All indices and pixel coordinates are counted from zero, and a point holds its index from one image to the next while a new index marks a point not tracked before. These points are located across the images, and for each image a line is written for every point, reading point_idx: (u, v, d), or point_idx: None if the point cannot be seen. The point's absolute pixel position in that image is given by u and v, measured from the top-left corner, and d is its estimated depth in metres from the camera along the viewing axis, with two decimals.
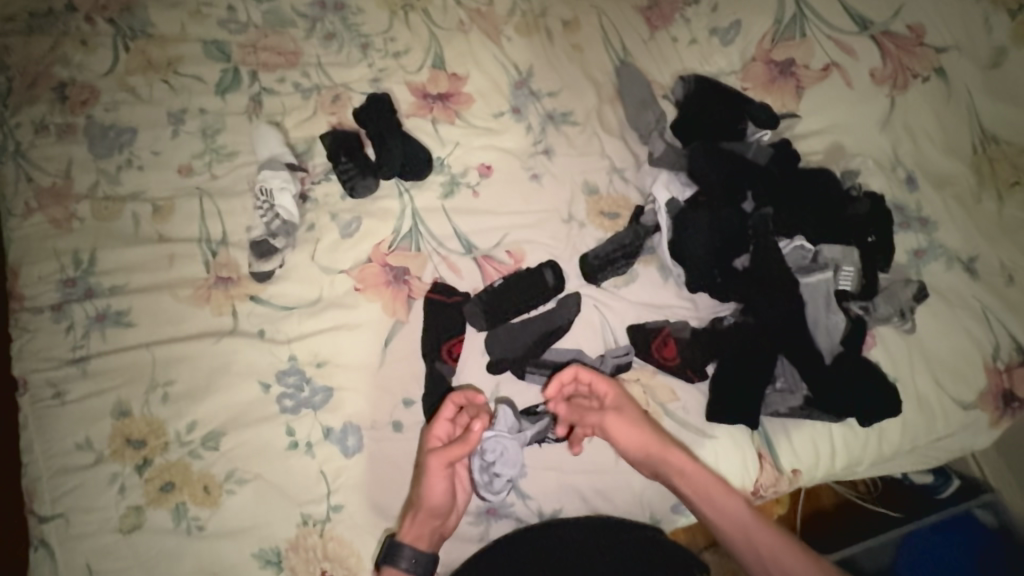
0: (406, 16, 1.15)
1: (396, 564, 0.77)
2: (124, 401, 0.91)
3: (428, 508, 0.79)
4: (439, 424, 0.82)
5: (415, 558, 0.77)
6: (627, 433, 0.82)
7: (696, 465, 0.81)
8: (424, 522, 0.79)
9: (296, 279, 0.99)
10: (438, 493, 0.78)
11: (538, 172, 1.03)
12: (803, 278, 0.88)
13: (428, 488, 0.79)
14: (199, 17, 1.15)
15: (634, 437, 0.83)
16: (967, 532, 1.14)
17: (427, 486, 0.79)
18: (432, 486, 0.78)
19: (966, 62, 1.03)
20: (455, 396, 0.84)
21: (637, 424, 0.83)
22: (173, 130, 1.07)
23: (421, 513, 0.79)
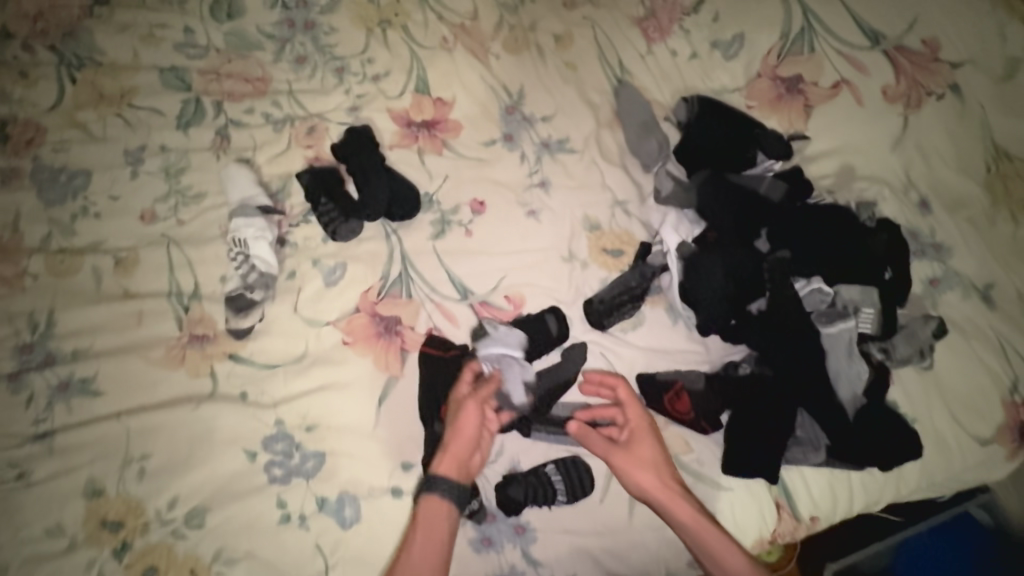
0: (384, 34, 1.06)
1: (432, 494, 0.76)
2: (97, 478, 0.84)
3: (455, 440, 0.79)
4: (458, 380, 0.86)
5: (454, 492, 0.76)
6: (626, 456, 0.79)
7: (700, 517, 0.75)
8: (452, 458, 0.78)
9: (278, 334, 0.92)
10: (467, 426, 0.79)
11: (535, 207, 0.96)
12: (824, 328, 0.83)
13: (460, 426, 0.80)
14: (153, 41, 1.04)
15: (641, 469, 0.78)
16: (963, 535, 1.12)
17: (455, 422, 0.80)
18: (467, 421, 0.80)
19: (981, 75, 0.98)
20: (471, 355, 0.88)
21: (647, 458, 0.79)
22: (132, 171, 0.97)
23: (450, 449, 0.79)
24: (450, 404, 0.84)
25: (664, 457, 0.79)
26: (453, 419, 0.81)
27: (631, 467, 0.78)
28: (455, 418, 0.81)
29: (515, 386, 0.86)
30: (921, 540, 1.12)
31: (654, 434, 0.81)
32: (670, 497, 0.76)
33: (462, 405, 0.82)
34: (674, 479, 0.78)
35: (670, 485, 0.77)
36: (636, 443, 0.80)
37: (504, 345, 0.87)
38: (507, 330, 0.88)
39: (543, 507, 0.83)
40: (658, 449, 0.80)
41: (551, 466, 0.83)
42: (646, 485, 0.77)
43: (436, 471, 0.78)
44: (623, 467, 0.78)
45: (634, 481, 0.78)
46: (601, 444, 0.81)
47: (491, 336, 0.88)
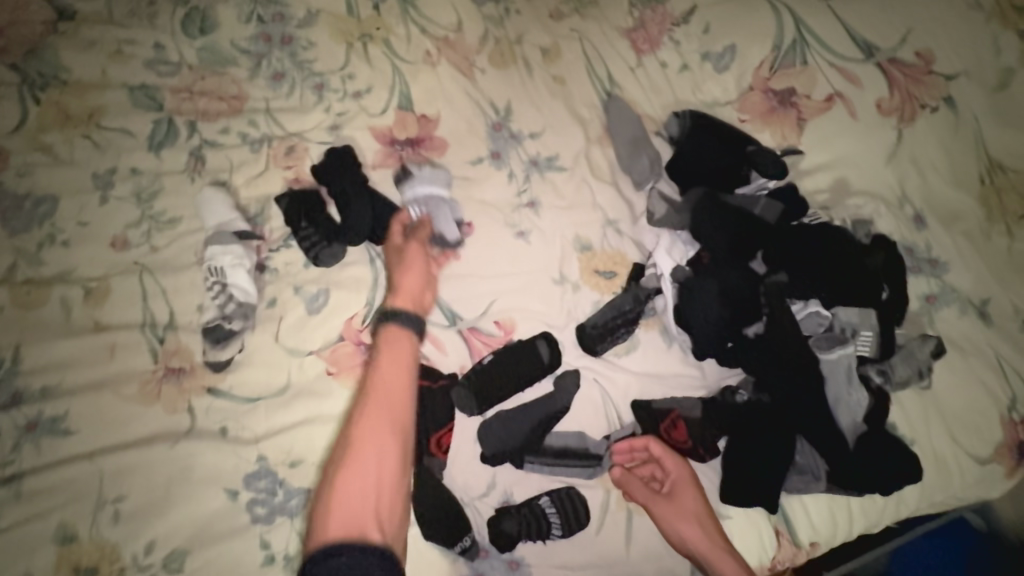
0: (364, 48, 1.02)
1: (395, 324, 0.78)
2: (69, 523, 0.78)
3: (408, 288, 0.83)
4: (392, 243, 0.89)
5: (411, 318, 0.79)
6: (672, 510, 0.78)
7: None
8: (408, 295, 0.82)
9: (259, 365, 0.88)
10: (417, 280, 0.84)
11: (524, 228, 0.93)
12: (823, 354, 0.81)
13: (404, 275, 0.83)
14: (122, 58, 0.99)
15: (686, 524, 0.77)
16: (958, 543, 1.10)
17: (403, 278, 0.83)
18: (415, 274, 0.84)
19: (974, 89, 0.96)
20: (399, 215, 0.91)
21: (693, 513, 0.77)
22: (102, 196, 0.93)
23: (403, 295, 0.82)
24: (395, 260, 0.86)
25: (707, 509, 0.79)
26: (398, 275, 0.84)
27: (678, 521, 0.77)
28: (401, 274, 0.84)
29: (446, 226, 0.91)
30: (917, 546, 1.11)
31: (695, 486, 0.80)
32: (716, 553, 0.75)
33: (407, 260, 0.86)
34: (718, 533, 0.77)
35: (716, 539, 0.76)
36: (678, 495, 0.79)
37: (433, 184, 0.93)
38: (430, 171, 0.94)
39: (538, 541, 0.79)
40: (700, 501, 0.79)
41: (545, 499, 0.79)
42: (690, 540, 0.76)
43: (392, 306, 0.80)
44: (671, 522, 0.77)
45: (680, 535, 0.76)
46: (643, 494, 0.79)
47: (416, 178, 0.93)
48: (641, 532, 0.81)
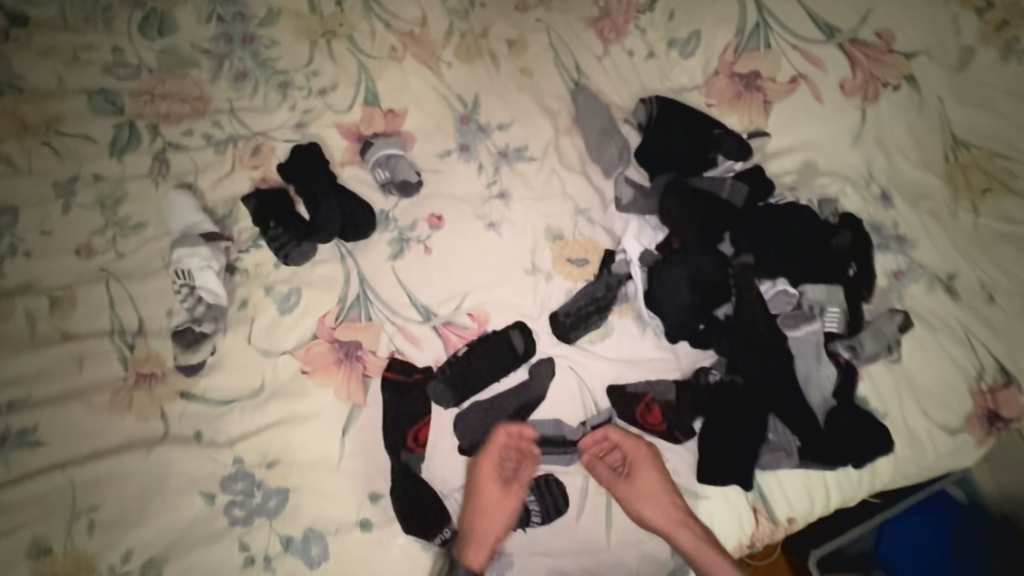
0: (329, 46, 1.01)
1: None
2: (42, 536, 0.77)
3: (486, 533, 0.77)
4: (488, 460, 0.81)
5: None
6: (629, 492, 0.78)
7: (704, 547, 0.76)
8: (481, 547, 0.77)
9: (231, 369, 0.87)
10: (499, 527, 0.78)
11: (494, 220, 0.93)
12: (790, 332, 0.83)
13: (487, 522, 0.78)
14: (79, 64, 0.98)
15: (646, 502, 0.77)
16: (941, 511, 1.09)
17: (485, 517, 0.78)
18: (499, 520, 0.78)
19: (934, 67, 0.98)
20: (510, 425, 0.82)
21: (651, 492, 0.78)
22: (64, 204, 0.91)
23: (480, 543, 0.77)
24: (488, 481, 0.80)
25: (666, 485, 0.79)
26: (481, 516, 0.78)
27: (635, 500, 0.78)
28: (485, 514, 0.78)
29: (405, 174, 0.93)
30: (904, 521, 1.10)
31: (655, 465, 0.81)
32: (673, 528, 0.76)
33: (501, 496, 0.79)
34: (678, 509, 0.77)
35: (674, 514, 0.77)
36: (637, 475, 0.79)
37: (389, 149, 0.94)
38: (382, 141, 0.95)
39: (519, 529, 0.81)
40: (659, 478, 0.79)
41: (523, 488, 0.81)
42: (647, 516, 0.77)
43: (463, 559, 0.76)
44: (633, 503, 0.78)
45: (637, 514, 0.77)
46: (604, 475, 0.81)
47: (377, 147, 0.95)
48: (620, 518, 0.82)
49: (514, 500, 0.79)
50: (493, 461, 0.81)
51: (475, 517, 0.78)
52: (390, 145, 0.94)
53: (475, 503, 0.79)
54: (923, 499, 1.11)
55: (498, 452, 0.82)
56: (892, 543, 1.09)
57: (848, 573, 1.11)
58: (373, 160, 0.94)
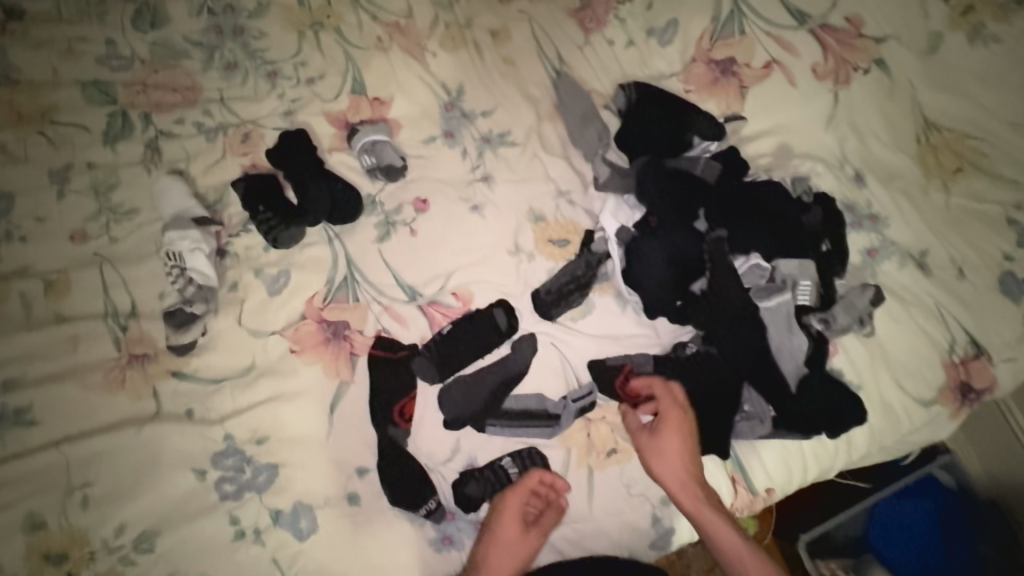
0: (316, 37, 1.04)
1: None
2: (37, 511, 0.79)
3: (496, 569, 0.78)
4: (517, 502, 0.80)
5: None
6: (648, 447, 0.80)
7: (703, 508, 0.77)
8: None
9: (222, 348, 0.89)
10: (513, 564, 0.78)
11: (478, 202, 0.96)
12: (762, 303, 0.85)
13: (502, 557, 0.78)
14: (73, 56, 1.00)
15: (659, 460, 0.79)
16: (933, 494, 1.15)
17: (500, 555, 0.78)
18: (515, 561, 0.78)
19: (904, 51, 1.01)
20: (546, 475, 0.82)
21: (667, 452, 0.79)
22: (58, 191, 0.93)
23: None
24: (510, 524, 0.79)
25: (687, 447, 0.79)
26: (499, 550, 0.78)
27: (649, 456, 0.79)
28: (501, 552, 0.78)
29: (390, 158, 0.96)
30: (893, 506, 1.15)
31: (682, 428, 0.80)
32: (678, 487, 0.78)
33: (520, 538, 0.80)
34: (689, 471, 0.78)
35: (682, 475, 0.78)
36: (660, 434, 0.80)
37: (375, 134, 0.97)
38: (368, 127, 0.98)
39: None
40: (682, 440, 0.79)
41: (507, 460, 0.84)
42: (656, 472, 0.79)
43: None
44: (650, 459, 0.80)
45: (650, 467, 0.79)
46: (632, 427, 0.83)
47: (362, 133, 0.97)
48: (602, 490, 0.84)
49: (530, 544, 0.80)
50: (519, 504, 0.81)
51: (490, 552, 0.78)
52: (376, 130, 0.97)
53: (493, 539, 0.79)
54: (912, 485, 1.17)
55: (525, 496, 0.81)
56: (882, 527, 1.15)
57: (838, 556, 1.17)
58: (358, 146, 0.97)
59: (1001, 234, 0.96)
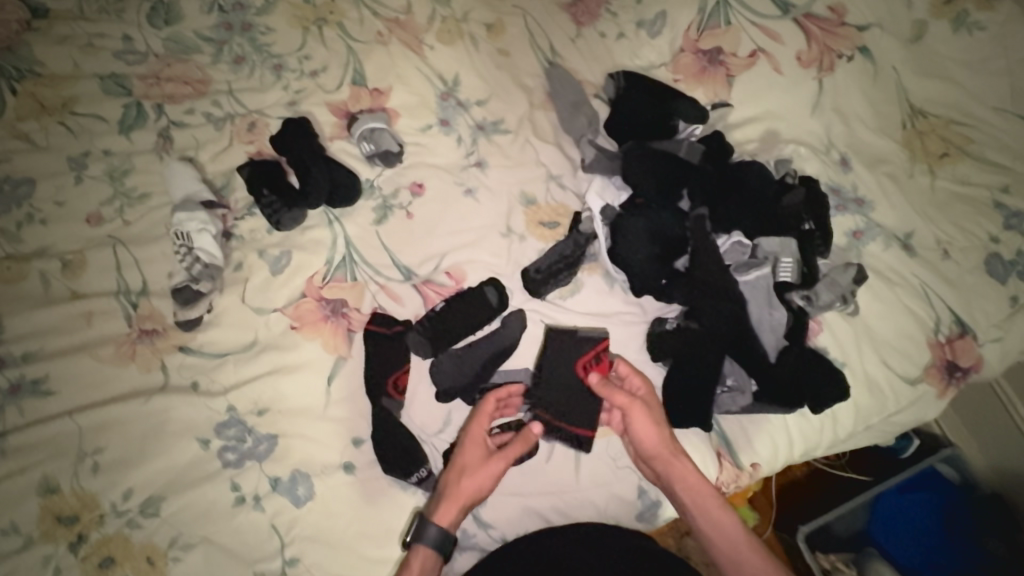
0: (320, 32, 1.10)
1: (425, 543, 0.77)
2: (50, 476, 0.83)
3: (464, 494, 0.79)
4: (478, 423, 0.83)
5: (442, 544, 0.77)
6: (657, 426, 0.82)
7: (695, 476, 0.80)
8: (456, 507, 0.78)
9: (226, 324, 0.93)
10: (480, 486, 0.79)
11: (471, 186, 1.00)
12: (743, 277, 0.89)
13: (466, 482, 0.79)
14: (92, 51, 1.07)
15: (648, 432, 0.82)
16: (936, 487, 1.16)
17: (465, 478, 0.79)
18: (478, 481, 0.79)
19: (888, 39, 1.03)
20: (499, 391, 0.85)
21: (658, 423, 0.82)
22: (76, 176, 0.99)
23: (455, 501, 0.78)
24: (472, 447, 0.81)
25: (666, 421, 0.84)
26: (463, 475, 0.80)
27: (647, 425, 0.82)
28: (464, 475, 0.80)
29: (388, 144, 1.00)
30: (894, 499, 1.15)
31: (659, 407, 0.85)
32: (669, 458, 0.81)
33: (484, 462, 0.81)
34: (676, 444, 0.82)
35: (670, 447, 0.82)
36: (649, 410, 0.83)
37: (373, 121, 1.01)
38: (367, 115, 1.02)
39: None
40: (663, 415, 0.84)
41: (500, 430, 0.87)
42: (647, 441, 0.82)
43: (435, 511, 0.78)
44: (627, 417, 0.83)
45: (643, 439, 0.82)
46: (622, 399, 0.83)
47: (361, 121, 1.01)
48: (589, 461, 0.87)
49: (493, 467, 0.80)
50: (481, 429, 0.83)
51: (454, 477, 0.80)
52: (374, 118, 1.01)
53: (455, 463, 0.80)
54: (915, 478, 1.17)
55: (485, 422, 0.83)
56: (884, 520, 1.16)
57: (839, 550, 1.16)
58: (358, 134, 1.01)
59: (986, 216, 0.97)
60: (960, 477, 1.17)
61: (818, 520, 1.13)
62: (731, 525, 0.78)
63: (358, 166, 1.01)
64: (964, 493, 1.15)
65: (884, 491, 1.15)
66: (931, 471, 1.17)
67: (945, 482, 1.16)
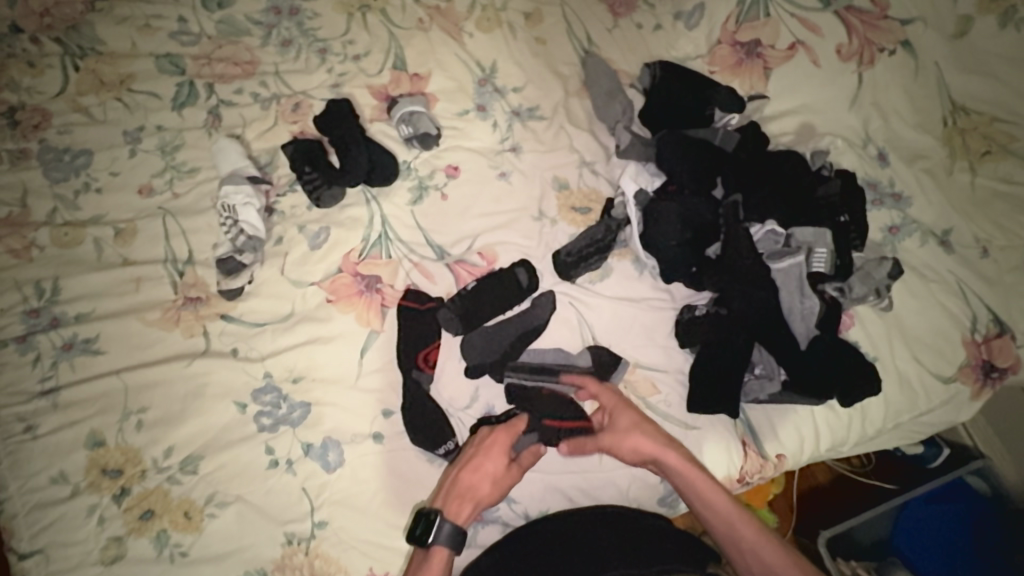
0: (364, 18, 1.13)
1: (440, 543, 0.76)
2: (97, 430, 0.87)
3: (480, 494, 0.80)
4: (504, 432, 0.83)
5: (458, 544, 0.77)
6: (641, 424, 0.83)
7: (690, 464, 0.81)
8: (471, 509, 0.79)
9: (266, 295, 0.97)
10: (498, 492, 0.81)
11: (506, 169, 1.02)
12: (774, 264, 0.90)
13: (485, 484, 0.81)
14: (149, 31, 1.12)
15: (635, 432, 0.83)
16: (963, 499, 1.13)
17: (486, 482, 0.81)
18: (498, 487, 0.81)
19: (932, 33, 1.01)
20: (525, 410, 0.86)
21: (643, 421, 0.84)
22: (131, 149, 1.04)
23: (471, 503, 0.79)
24: (497, 454, 0.81)
25: (641, 417, 0.84)
26: (484, 478, 0.80)
27: (634, 424, 0.83)
28: (485, 477, 0.81)
29: (425, 126, 1.02)
30: (920, 509, 1.13)
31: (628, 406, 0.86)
32: (661, 450, 0.81)
33: (506, 469, 0.82)
34: (661, 434, 0.83)
35: (659, 439, 0.82)
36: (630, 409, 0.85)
37: (412, 105, 1.04)
38: (407, 99, 1.05)
39: None
40: (636, 414, 0.84)
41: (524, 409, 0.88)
42: (637, 441, 0.82)
43: (452, 511, 0.78)
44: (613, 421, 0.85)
45: (630, 445, 0.82)
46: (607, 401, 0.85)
47: (400, 104, 1.05)
48: None
49: (513, 477, 0.82)
50: (508, 439, 0.83)
51: (470, 478, 0.80)
52: (413, 102, 1.04)
53: (471, 464, 0.81)
54: (944, 489, 1.14)
55: (514, 433, 0.84)
56: (908, 530, 1.13)
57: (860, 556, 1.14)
58: (397, 116, 1.04)
59: None
60: (990, 489, 1.15)
61: (842, 524, 1.11)
62: (727, 505, 0.80)
63: (396, 146, 1.04)
64: (992, 505, 1.13)
65: (911, 499, 1.13)
66: (960, 483, 1.15)
67: (973, 494, 1.14)
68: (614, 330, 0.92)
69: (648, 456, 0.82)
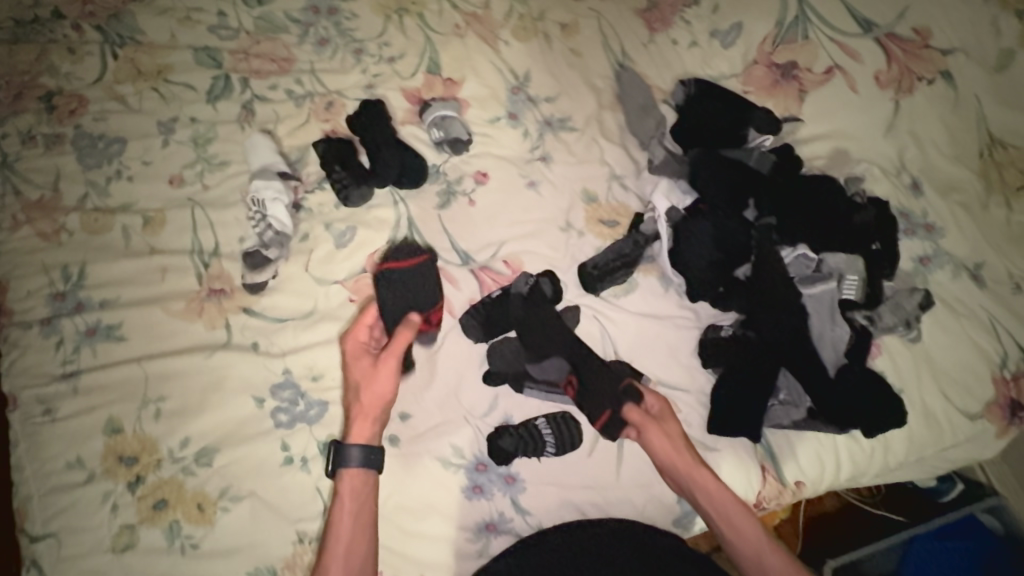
0: (401, 21, 1.14)
1: (351, 465, 0.79)
2: (116, 418, 0.87)
3: (367, 408, 0.83)
4: (356, 335, 0.88)
5: (368, 458, 0.80)
6: (675, 441, 0.82)
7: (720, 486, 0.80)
8: (371, 424, 0.83)
9: (289, 291, 0.96)
10: (385, 387, 0.83)
11: (535, 178, 1.02)
12: (806, 289, 0.90)
13: (372, 388, 0.84)
14: (189, 24, 1.13)
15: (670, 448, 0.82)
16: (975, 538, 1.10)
17: (371, 387, 0.84)
18: (382, 384, 0.83)
19: (974, 65, 1.00)
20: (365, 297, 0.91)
21: (675, 437, 0.82)
22: (164, 139, 1.05)
23: (364, 416, 0.83)
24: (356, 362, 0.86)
25: (676, 435, 0.83)
26: (366, 386, 0.84)
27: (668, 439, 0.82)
28: (368, 387, 0.84)
29: (457, 131, 1.03)
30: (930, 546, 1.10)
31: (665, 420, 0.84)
32: (693, 470, 0.81)
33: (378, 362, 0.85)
34: (691, 454, 0.82)
35: (690, 460, 0.81)
36: (666, 421, 0.84)
37: (444, 109, 1.04)
38: (440, 103, 1.05)
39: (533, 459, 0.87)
40: (671, 432, 0.83)
41: (541, 420, 0.87)
42: (669, 459, 0.81)
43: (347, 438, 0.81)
44: (643, 433, 0.83)
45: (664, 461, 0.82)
46: (639, 415, 0.84)
47: (432, 108, 1.05)
48: (630, 460, 0.88)
49: (386, 365, 0.84)
50: (359, 343, 0.88)
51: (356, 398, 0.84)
52: (445, 108, 1.04)
53: (357, 386, 0.84)
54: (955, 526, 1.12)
55: (364, 332, 0.89)
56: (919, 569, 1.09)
57: None
58: (429, 120, 1.04)
59: None
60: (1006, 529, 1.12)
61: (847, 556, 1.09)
62: (755, 532, 0.79)
63: (427, 149, 1.04)
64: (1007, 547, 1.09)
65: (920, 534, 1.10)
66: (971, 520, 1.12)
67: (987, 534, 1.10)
68: (639, 345, 0.92)
69: (678, 473, 0.81)
